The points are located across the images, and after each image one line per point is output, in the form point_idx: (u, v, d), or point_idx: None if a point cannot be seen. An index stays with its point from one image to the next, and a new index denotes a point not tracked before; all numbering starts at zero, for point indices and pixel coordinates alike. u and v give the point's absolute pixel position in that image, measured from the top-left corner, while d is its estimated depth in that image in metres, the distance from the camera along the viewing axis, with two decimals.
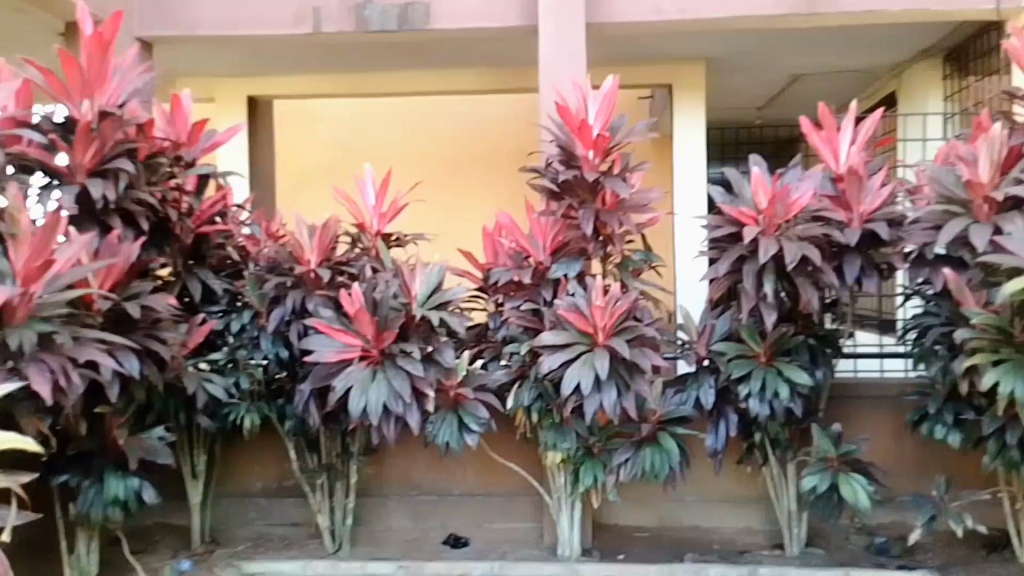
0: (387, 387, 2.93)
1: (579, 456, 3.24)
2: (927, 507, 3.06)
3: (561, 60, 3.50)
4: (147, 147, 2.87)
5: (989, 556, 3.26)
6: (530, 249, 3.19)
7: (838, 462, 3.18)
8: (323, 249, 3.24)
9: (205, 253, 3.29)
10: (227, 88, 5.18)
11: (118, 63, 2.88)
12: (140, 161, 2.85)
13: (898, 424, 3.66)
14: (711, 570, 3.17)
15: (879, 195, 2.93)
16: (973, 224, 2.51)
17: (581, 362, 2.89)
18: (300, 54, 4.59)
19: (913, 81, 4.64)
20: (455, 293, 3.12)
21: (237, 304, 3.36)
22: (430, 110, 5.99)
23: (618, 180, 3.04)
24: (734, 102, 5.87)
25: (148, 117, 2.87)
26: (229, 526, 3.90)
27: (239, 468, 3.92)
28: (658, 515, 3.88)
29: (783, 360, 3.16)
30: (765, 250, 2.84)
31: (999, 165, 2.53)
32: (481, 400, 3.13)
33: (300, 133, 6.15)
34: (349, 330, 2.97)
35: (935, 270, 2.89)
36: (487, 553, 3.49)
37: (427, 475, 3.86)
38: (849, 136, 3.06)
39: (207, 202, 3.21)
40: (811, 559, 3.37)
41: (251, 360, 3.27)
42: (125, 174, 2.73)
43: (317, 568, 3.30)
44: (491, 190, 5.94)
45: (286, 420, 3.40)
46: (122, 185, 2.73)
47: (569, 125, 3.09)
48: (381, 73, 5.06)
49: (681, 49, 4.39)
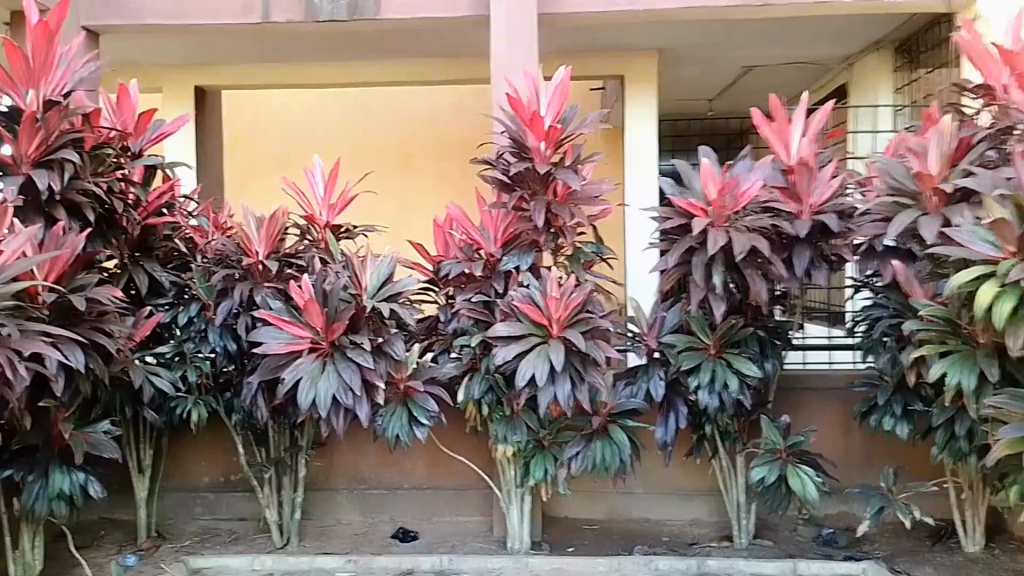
0: (337, 379, 2.84)
1: (530, 449, 3.18)
2: (875, 498, 3.07)
3: (515, 50, 3.45)
4: (93, 136, 2.73)
5: (935, 546, 3.29)
6: (480, 241, 3.14)
7: (786, 454, 3.19)
8: (272, 241, 3.11)
9: (151, 244, 3.15)
10: (172, 79, 5.02)
11: (63, 51, 2.73)
12: (85, 152, 2.72)
13: (846, 415, 3.67)
14: (660, 562, 3.15)
15: (829, 186, 2.93)
16: (923, 216, 2.49)
17: (535, 354, 2.84)
18: (246, 44, 4.45)
19: (864, 74, 4.66)
20: (405, 284, 3.03)
21: (185, 297, 3.21)
22: (381, 98, 5.88)
23: (570, 171, 2.99)
24: (687, 94, 5.86)
25: (94, 108, 2.79)
26: (176, 520, 3.78)
27: (184, 462, 3.80)
28: (608, 507, 3.86)
29: (732, 352, 3.14)
30: (715, 241, 2.81)
31: (949, 158, 2.52)
32: (430, 393, 3.07)
33: (248, 121, 6.01)
34: (298, 321, 2.87)
35: (884, 261, 2.88)
36: (436, 546, 3.43)
37: (375, 469, 3.78)
38: (800, 127, 3.03)
39: (154, 192, 3.09)
40: (758, 551, 3.37)
41: (199, 353, 3.16)
42: (71, 165, 2.60)
43: (265, 563, 3.20)
44: (442, 181, 5.86)
45: (233, 413, 3.30)
46: (68, 176, 2.59)
47: (521, 116, 3.00)
48: (331, 63, 4.93)
49: (636, 41, 4.35)
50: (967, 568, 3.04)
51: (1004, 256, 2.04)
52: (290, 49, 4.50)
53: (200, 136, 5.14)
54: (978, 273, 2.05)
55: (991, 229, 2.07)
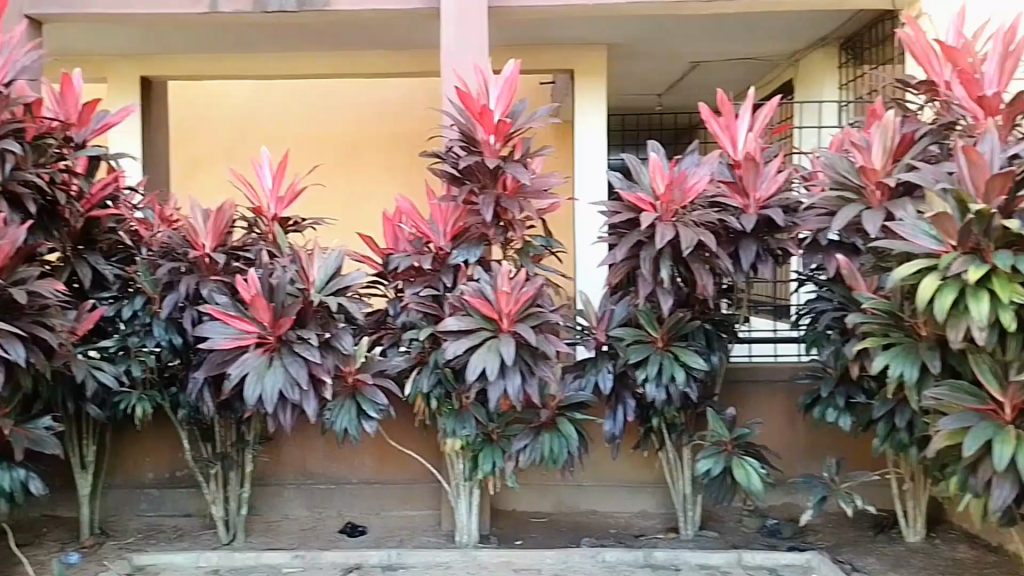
0: (284, 374, 2.79)
1: (478, 443, 3.16)
2: (818, 488, 3.11)
3: (464, 42, 3.42)
4: (34, 127, 2.72)
5: (877, 536, 3.35)
6: (430, 234, 3.08)
7: (731, 446, 3.21)
8: (219, 234, 3.01)
9: (94, 237, 3.08)
10: (119, 69, 4.85)
11: (5, 40, 2.69)
12: (26, 142, 2.69)
13: (790, 406, 3.72)
14: (606, 554, 3.16)
15: (775, 181, 2.94)
16: (866, 210, 2.52)
17: (485, 348, 2.81)
18: (193, 33, 4.33)
19: (811, 70, 4.71)
20: (354, 278, 2.97)
21: (130, 291, 3.13)
22: (330, 89, 5.80)
23: (519, 166, 2.97)
24: (636, 88, 5.88)
25: (36, 97, 2.74)
26: (119, 517, 3.68)
27: (127, 459, 3.71)
28: (556, 500, 3.85)
29: (680, 345, 3.16)
30: (663, 236, 2.82)
31: (893, 152, 2.54)
32: (380, 386, 3.02)
33: (193, 111, 5.87)
34: (245, 317, 2.81)
35: (828, 256, 2.89)
36: (384, 541, 3.39)
37: (322, 463, 3.72)
38: (746, 123, 3.05)
39: (98, 184, 2.97)
40: (704, 542, 3.40)
41: (143, 348, 3.06)
42: (12, 155, 2.54)
43: (210, 560, 3.14)
44: (392, 172, 5.80)
45: (179, 408, 3.21)
46: (8, 167, 2.53)
47: (470, 110, 2.97)
48: (281, 54, 4.82)
49: (587, 34, 4.34)
50: (908, 557, 3.10)
51: (946, 250, 2.07)
52: (236, 37, 4.40)
53: (147, 125, 4.99)
54: (921, 267, 2.07)
55: (935, 223, 2.08)
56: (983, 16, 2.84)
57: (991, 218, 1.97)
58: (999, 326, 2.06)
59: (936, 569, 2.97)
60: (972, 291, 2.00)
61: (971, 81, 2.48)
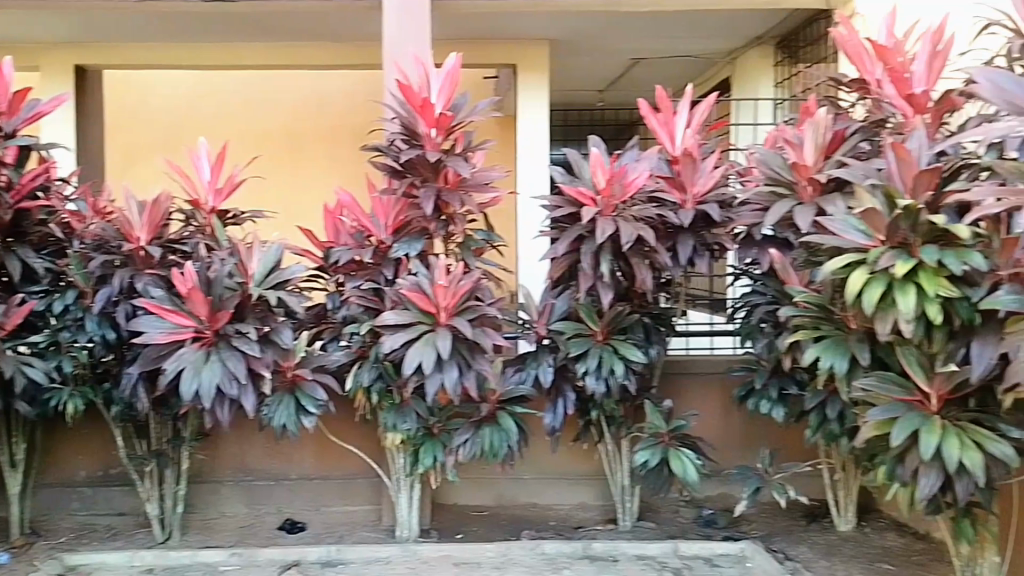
0: (222, 368, 2.74)
1: (419, 438, 3.15)
2: (752, 479, 3.17)
3: (405, 35, 3.39)
4: None
5: (809, 525, 3.43)
6: (371, 228, 3.05)
7: (668, 438, 3.26)
8: (155, 227, 2.93)
9: (24, 229, 2.98)
10: (49, 55, 4.71)
11: None
12: None
13: (726, 398, 3.79)
14: (546, 546, 3.18)
15: (712, 177, 2.98)
16: (797, 206, 2.58)
17: (421, 342, 2.79)
18: (127, 21, 4.22)
19: (749, 69, 4.78)
20: (294, 271, 2.92)
21: (61, 285, 3.05)
22: (268, 79, 5.71)
23: (460, 159, 2.94)
24: (578, 83, 5.91)
25: None
26: (51, 517, 3.58)
27: (59, 457, 3.61)
28: (497, 493, 3.87)
29: (619, 339, 3.19)
30: (603, 230, 2.84)
31: (824, 149, 2.59)
32: (319, 381, 3.01)
33: (128, 100, 5.72)
34: (180, 310, 2.75)
35: (761, 250, 2.95)
36: (323, 537, 3.36)
37: (262, 459, 3.67)
38: (684, 119, 3.08)
39: (28, 174, 2.89)
40: (642, 533, 3.44)
41: (75, 343, 2.99)
42: None
43: (143, 559, 3.08)
44: (332, 165, 5.74)
45: (113, 405, 3.15)
46: None
47: (410, 103, 2.94)
48: (219, 44, 4.73)
49: (527, 29, 4.35)
50: (839, 545, 3.18)
51: (875, 244, 2.11)
52: (172, 26, 4.30)
53: (79, 115, 4.85)
54: (850, 260, 2.11)
55: (864, 218, 2.13)
56: (912, 18, 2.90)
57: (918, 213, 2.02)
58: (925, 318, 2.12)
59: (865, 557, 3.05)
60: (899, 285, 2.04)
61: (902, 80, 2.43)
